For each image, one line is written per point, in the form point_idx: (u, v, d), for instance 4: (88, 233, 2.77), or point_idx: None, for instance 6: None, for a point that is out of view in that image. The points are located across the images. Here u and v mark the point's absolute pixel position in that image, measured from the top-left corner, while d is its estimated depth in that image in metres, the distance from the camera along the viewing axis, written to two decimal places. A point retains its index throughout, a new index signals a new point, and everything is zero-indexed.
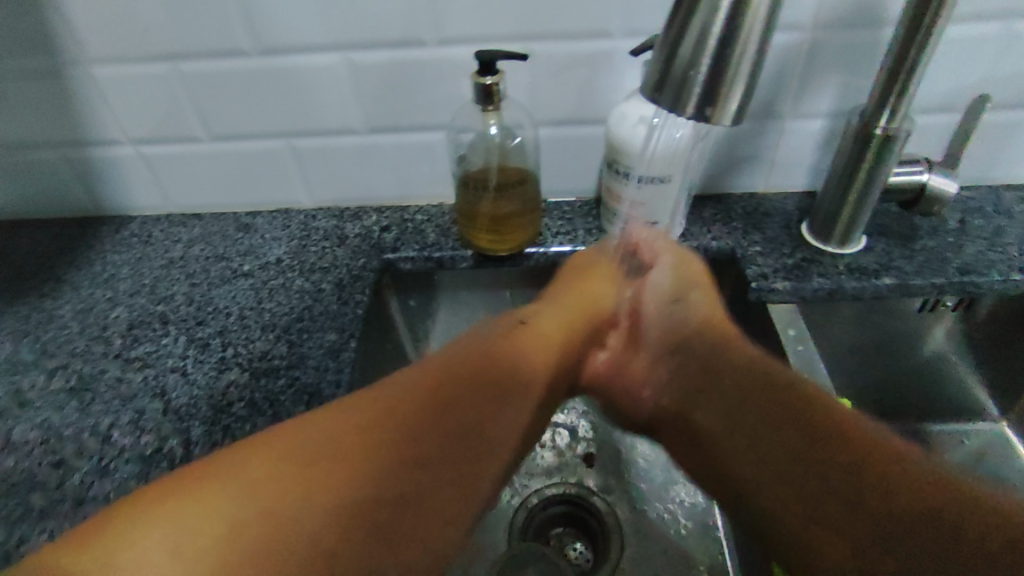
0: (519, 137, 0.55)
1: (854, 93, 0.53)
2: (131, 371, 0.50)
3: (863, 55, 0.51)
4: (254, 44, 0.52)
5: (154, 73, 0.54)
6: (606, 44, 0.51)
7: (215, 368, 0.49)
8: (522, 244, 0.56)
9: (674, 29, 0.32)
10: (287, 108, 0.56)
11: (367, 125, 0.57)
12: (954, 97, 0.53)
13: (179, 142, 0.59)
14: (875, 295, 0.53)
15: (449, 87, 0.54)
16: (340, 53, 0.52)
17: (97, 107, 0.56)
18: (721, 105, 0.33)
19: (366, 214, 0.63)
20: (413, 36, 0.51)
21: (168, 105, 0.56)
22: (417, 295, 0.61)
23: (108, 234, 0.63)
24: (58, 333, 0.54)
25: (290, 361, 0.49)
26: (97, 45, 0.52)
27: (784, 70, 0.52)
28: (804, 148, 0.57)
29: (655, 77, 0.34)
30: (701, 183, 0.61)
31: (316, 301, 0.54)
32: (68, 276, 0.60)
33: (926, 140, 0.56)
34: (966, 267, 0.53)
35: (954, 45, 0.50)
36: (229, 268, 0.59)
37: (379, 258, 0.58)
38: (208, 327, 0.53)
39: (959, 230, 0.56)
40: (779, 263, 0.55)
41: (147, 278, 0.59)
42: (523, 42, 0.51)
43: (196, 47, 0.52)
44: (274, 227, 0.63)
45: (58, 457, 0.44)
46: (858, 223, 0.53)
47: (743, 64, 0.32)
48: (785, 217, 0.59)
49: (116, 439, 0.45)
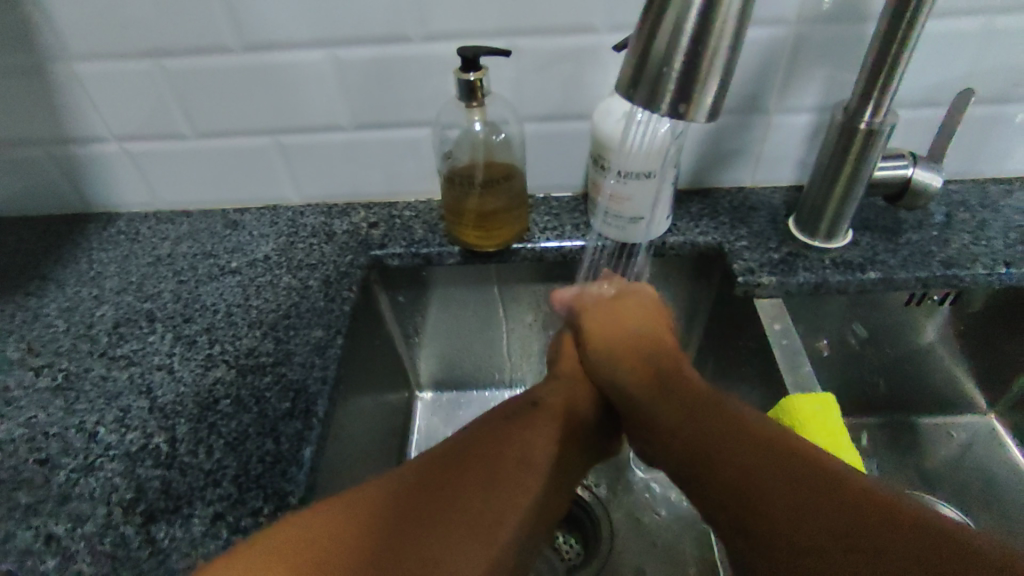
0: (505, 132, 0.55)
1: (839, 87, 0.53)
2: (117, 369, 0.50)
3: (848, 50, 0.51)
4: (238, 40, 0.52)
5: (138, 70, 0.53)
6: (591, 39, 0.51)
7: (202, 366, 0.49)
8: (509, 239, 0.56)
9: (648, 24, 0.32)
10: (272, 105, 0.56)
11: (353, 121, 0.57)
12: (938, 91, 0.53)
13: (165, 139, 0.59)
14: (860, 289, 0.53)
15: (435, 84, 0.54)
16: (324, 50, 0.52)
17: (81, 104, 0.56)
18: (696, 101, 0.33)
19: (353, 210, 0.63)
20: (398, 32, 0.51)
21: (153, 103, 0.56)
22: (406, 291, 0.61)
23: (95, 232, 0.63)
24: (44, 331, 0.54)
25: (276, 357, 0.49)
26: (80, 42, 0.52)
27: (769, 65, 0.52)
28: (790, 142, 0.57)
29: (631, 73, 0.34)
30: (688, 177, 0.61)
31: (303, 297, 0.54)
32: (54, 274, 0.59)
33: (911, 134, 0.56)
34: (951, 260, 0.53)
35: (937, 40, 0.50)
36: (216, 265, 0.59)
37: (366, 254, 0.58)
38: (194, 325, 0.53)
39: (944, 223, 0.57)
40: (765, 258, 0.55)
41: (133, 276, 0.58)
42: (508, 37, 0.51)
43: (180, 44, 0.52)
44: (262, 223, 0.63)
45: (43, 455, 0.44)
46: (843, 218, 0.53)
47: (718, 60, 0.32)
48: (772, 212, 0.59)
49: (102, 437, 0.45)
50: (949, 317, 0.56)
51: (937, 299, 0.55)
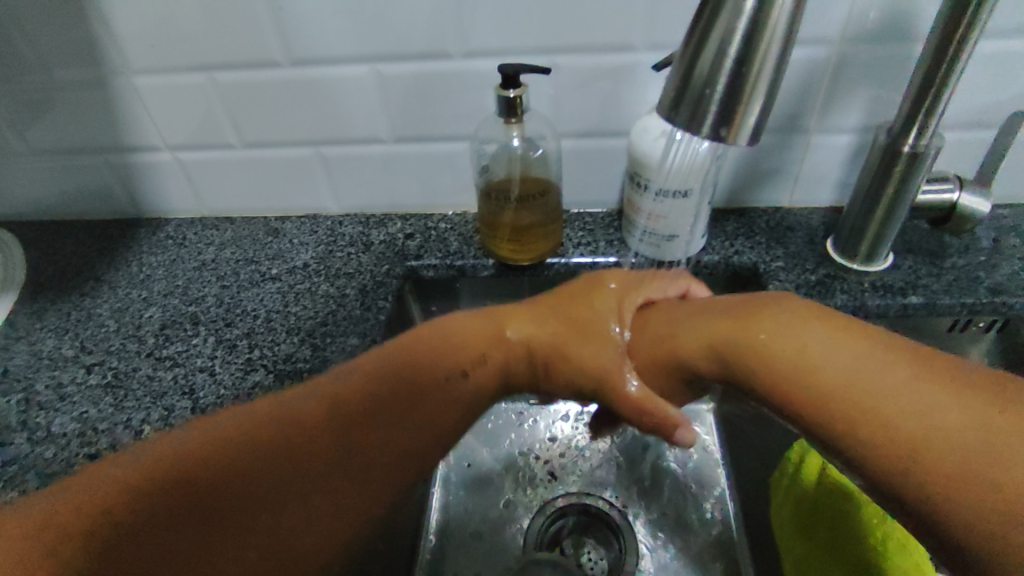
0: (542, 148, 0.55)
1: (883, 107, 0.53)
2: (162, 369, 0.52)
3: (894, 69, 0.50)
4: (286, 55, 0.54)
5: (191, 82, 0.56)
6: (629, 58, 0.51)
7: (241, 369, 0.51)
8: (542, 254, 0.57)
9: (692, 46, 0.33)
10: (315, 117, 0.58)
11: (393, 134, 0.58)
12: (986, 115, 0.52)
13: (213, 149, 0.61)
14: (901, 314, 0.52)
15: (474, 99, 0.55)
16: (368, 64, 0.54)
17: (138, 115, 0.58)
18: (737, 126, 0.34)
19: (390, 221, 0.64)
20: (438, 48, 0.52)
21: (203, 113, 0.58)
22: (439, 302, 0.62)
23: (146, 237, 0.66)
24: (96, 330, 0.56)
25: (313, 364, 0.51)
26: (139, 56, 0.54)
27: (810, 84, 0.52)
28: (831, 163, 0.57)
29: (673, 95, 0.34)
30: (725, 196, 0.61)
31: (340, 306, 0.56)
32: (106, 276, 0.62)
33: (958, 157, 0.55)
34: (999, 287, 0.52)
35: (988, 61, 0.49)
36: (257, 271, 0.61)
37: (402, 265, 0.59)
38: (236, 329, 0.55)
39: (992, 248, 0.55)
40: (801, 279, 0.54)
41: (180, 280, 0.61)
42: (546, 55, 0.52)
43: (231, 57, 0.54)
44: (302, 232, 0.65)
45: (92, 451, 0.46)
46: (884, 242, 0.52)
47: (760, 85, 0.33)
48: (809, 232, 0.58)
49: (147, 435, 0.47)
50: (994, 345, 0.54)
51: (981, 326, 0.53)
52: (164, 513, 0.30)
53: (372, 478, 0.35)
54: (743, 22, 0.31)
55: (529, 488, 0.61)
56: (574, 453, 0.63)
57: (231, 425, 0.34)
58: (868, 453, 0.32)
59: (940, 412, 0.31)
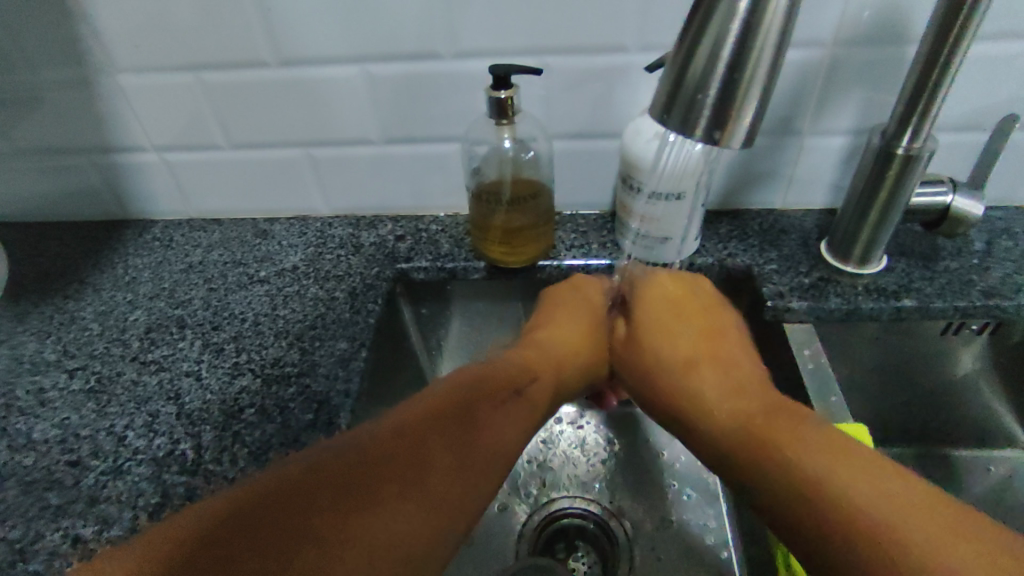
0: (533, 150, 0.55)
1: (876, 110, 0.52)
2: (147, 374, 0.51)
3: (887, 72, 0.50)
4: (274, 55, 0.53)
5: (178, 82, 0.55)
6: (622, 58, 0.51)
7: (228, 373, 0.50)
8: (534, 256, 0.56)
9: (684, 48, 0.32)
10: (304, 118, 0.57)
11: (384, 135, 0.58)
12: (979, 117, 0.52)
13: (201, 150, 0.60)
14: (894, 317, 0.52)
15: (465, 100, 0.55)
16: (358, 65, 0.53)
17: (123, 115, 0.58)
18: (730, 128, 0.33)
19: (381, 223, 0.64)
20: (429, 49, 0.52)
21: (190, 113, 0.57)
22: (430, 304, 0.62)
23: (132, 238, 0.65)
24: (80, 333, 0.55)
25: (301, 368, 0.50)
26: (124, 55, 0.53)
27: (803, 86, 0.51)
28: (824, 165, 0.57)
29: (665, 97, 0.34)
30: (718, 198, 0.60)
31: (329, 309, 0.55)
32: (91, 278, 0.61)
33: (951, 160, 0.55)
34: (992, 290, 0.52)
35: (981, 64, 0.49)
36: (245, 274, 0.60)
37: (392, 268, 0.59)
38: (223, 332, 0.54)
39: (985, 251, 0.55)
40: (795, 282, 0.54)
41: (166, 282, 0.60)
42: (538, 56, 0.51)
43: (218, 57, 0.53)
44: (291, 234, 0.64)
45: (74, 457, 0.45)
46: (878, 244, 0.52)
47: (753, 86, 0.32)
48: (803, 234, 0.58)
49: (131, 441, 0.46)
50: (987, 348, 0.54)
51: (974, 329, 0.53)
52: (255, 557, 0.27)
53: (450, 471, 0.33)
54: (736, 22, 0.31)
55: (522, 492, 0.61)
56: (567, 456, 0.63)
57: (307, 471, 0.31)
58: (778, 498, 0.32)
59: (858, 479, 0.30)
